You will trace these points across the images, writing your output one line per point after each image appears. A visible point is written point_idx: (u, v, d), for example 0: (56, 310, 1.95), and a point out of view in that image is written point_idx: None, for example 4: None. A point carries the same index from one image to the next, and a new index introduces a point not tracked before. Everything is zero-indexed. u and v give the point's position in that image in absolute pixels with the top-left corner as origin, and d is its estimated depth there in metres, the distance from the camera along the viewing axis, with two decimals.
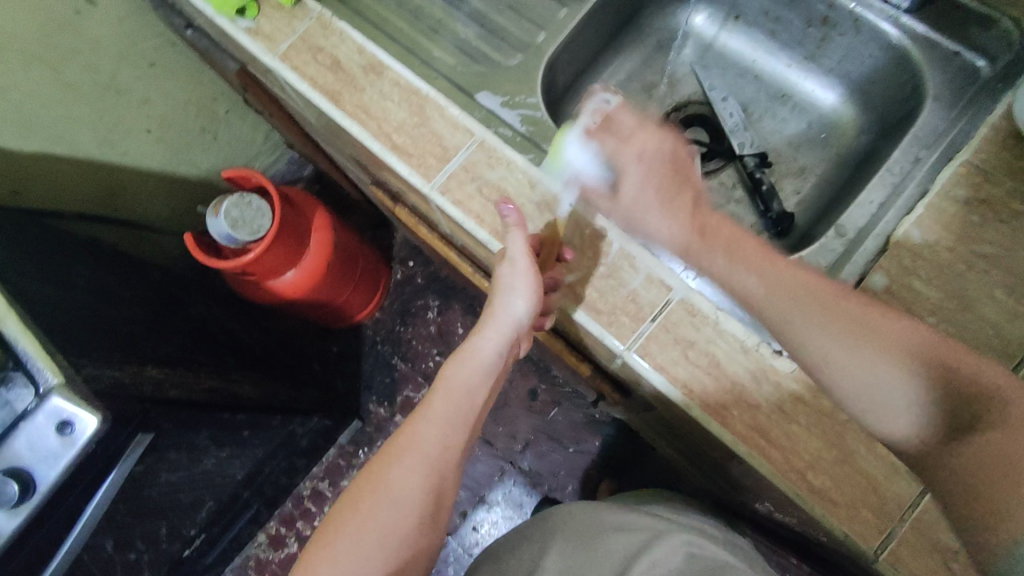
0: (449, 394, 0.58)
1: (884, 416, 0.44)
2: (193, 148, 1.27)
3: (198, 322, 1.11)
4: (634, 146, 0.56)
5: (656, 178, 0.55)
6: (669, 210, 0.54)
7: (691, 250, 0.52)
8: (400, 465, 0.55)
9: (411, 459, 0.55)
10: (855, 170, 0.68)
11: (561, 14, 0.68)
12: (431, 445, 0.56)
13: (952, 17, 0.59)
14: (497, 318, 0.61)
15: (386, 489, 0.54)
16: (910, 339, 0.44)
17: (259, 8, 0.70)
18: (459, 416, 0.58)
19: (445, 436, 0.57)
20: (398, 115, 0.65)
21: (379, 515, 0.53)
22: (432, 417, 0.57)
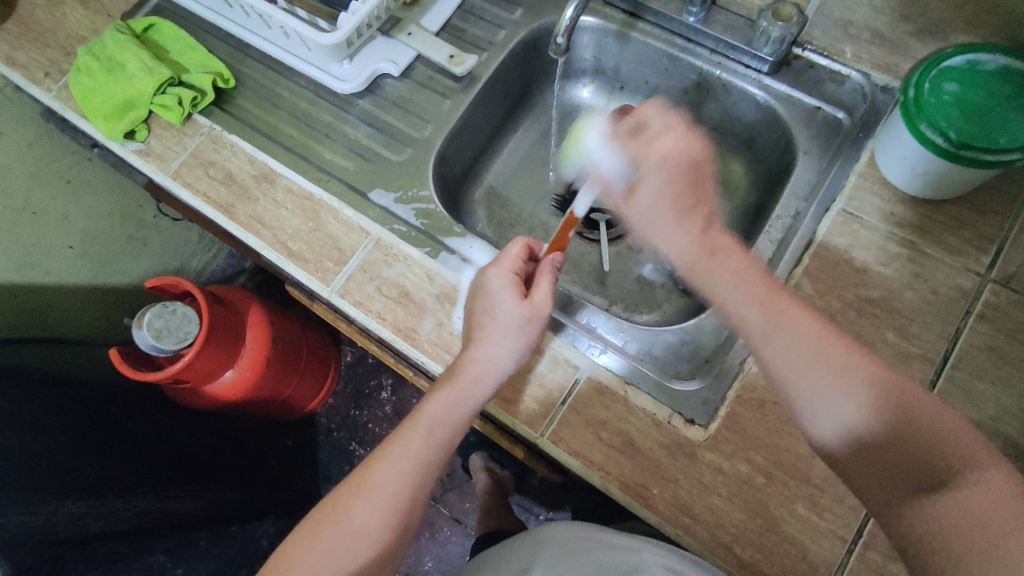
0: (429, 432, 0.51)
1: (845, 439, 0.40)
2: (122, 257, 1.19)
3: (142, 430, 1.01)
4: (656, 152, 0.49)
5: (674, 187, 0.49)
6: (686, 222, 0.48)
7: (698, 268, 0.46)
8: (365, 500, 0.49)
9: (377, 494, 0.49)
10: (751, 223, 0.70)
11: (445, 106, 0.69)
12: (401, 482, 0.49)
13: (807, 75, 0.64)
14: (487, 361, 0.52)
15: (348, 530, 0.48)
16: (888, 383, 0.39)
17: (150, 129, 0.70)
18: (435, 452, 0.51)
19: (419, 475, 0.50)
20: (293, 221, 0.64)
21: (334, 553, 0.47)
22: (406, 454, 0.50)
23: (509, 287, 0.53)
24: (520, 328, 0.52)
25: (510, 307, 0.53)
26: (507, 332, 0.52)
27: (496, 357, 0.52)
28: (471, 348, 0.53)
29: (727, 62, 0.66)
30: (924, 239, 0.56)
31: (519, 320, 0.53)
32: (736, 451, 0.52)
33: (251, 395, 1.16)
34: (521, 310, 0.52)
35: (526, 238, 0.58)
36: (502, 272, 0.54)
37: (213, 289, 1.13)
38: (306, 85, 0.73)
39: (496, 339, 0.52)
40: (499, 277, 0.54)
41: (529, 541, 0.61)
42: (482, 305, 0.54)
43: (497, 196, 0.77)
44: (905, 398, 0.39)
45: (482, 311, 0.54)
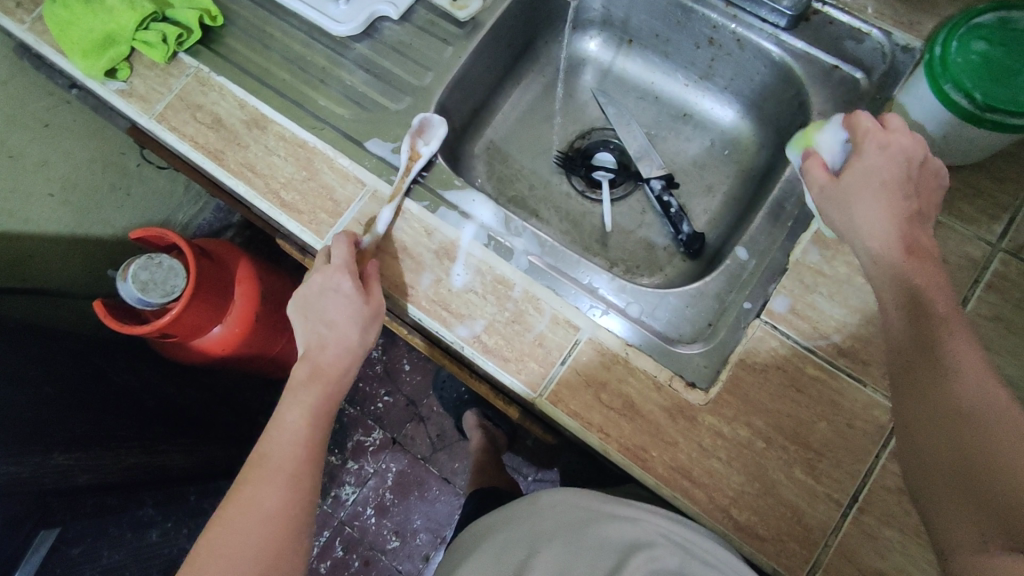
0: (310, 414, 0.54)
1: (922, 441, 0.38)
2: (105, 207, 1.14)
3: (130, 386, 1.00)
4: (886, 136, 0.48)
5: (890, 171, 0.48)
6: (889, 206, 0.47)
7: (886, 259, 0.45)
8: (269, 446, 0.52)
9: (281, 435, 0.53)
10: (759, 185, 0.68)
11: (447, 53, 0.66)
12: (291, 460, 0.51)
13: (826, 32, 0.62)
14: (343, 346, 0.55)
15: (261, 474, 0.50)
16: (942, 366, 0.39)
17: (132, 67, 0.66)
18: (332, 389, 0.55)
19: (307, 451, 0.53)
20: (285, 170, 0.62)
21: (256, 495, 0.49)
22: (299, 396, 0.54)
23: (354, 285, 0.54)
24: (364, 321, 0.55)
25: (354, 307, 0.54)
26: (360, 328, 0.55)
27: (349, 341, 0.55)
28: (326, 348, 0.54)
29: (744, 15, 0.63)
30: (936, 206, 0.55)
31: (361, 315, 0.54)
32: (736, 415, 0.52)
33: (239, 351, 1.14)
34: (359, 308, 0.54)
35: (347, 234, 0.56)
36: (345, 273, 0.54)
37: (198, 242, 1.10)
38: (299, 26, 0.69)
39: (345, 329, 0.54)
40: (335, 279, 0.54)
41: (527, 511, 0.60)
42: (327, 306, 0.55)
43: (499, 151, 0.74)
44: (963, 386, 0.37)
45: (332, 310, 0.55)
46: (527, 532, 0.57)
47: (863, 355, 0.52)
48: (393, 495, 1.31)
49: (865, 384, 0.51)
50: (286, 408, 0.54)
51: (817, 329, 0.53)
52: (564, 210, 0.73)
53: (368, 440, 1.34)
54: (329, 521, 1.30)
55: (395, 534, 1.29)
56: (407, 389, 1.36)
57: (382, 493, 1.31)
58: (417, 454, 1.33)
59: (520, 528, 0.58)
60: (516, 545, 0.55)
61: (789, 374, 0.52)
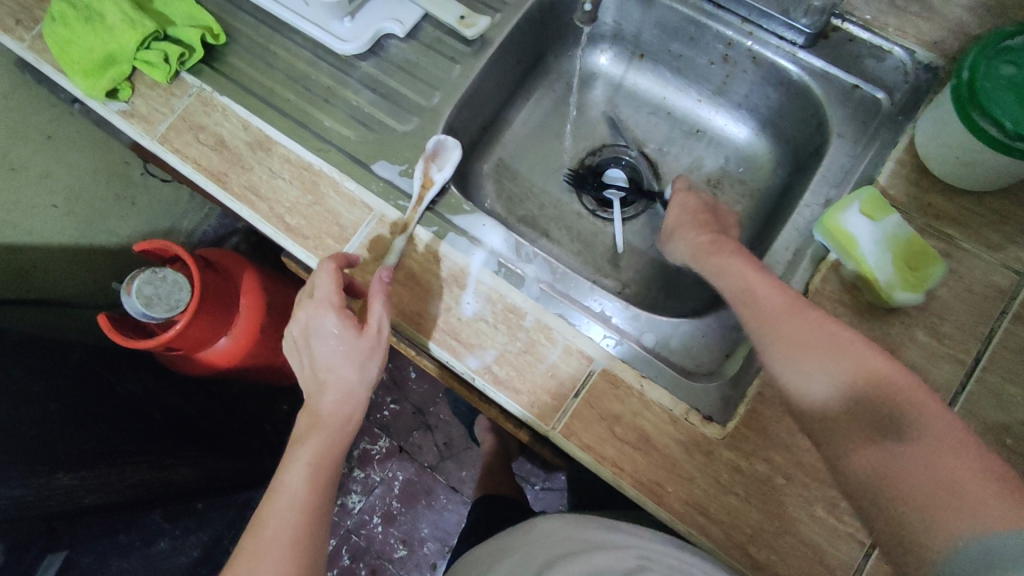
0: (309, 473, 0.50)
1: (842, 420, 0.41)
2: (109, 217, 1.13)
3: (136, 401, 0.98)
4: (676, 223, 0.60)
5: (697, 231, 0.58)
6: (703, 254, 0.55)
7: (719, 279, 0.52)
8: (269, 509, 0.49)
9: (281, 497, 0.49)
10: (775, 206, 0.66)
11: (455, 72, 0.64)
12: (291, 526, 0.48)
13: (845, 49, 0.60)
14: (347, 385, 0.51)
15: (260, 541, 0.47)
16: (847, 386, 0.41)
17: (134, 87, 0.65)
18: (336, 441, 0.51)
19: (309, 515, 0.49)
20: (290, 194, 0.60)
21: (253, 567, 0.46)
22: (299, 455, 0.50)
23: (342, 322, 0.51)
24: (366, 358, 0.51)
25: (355, 343, 0.51)
26: (358, 366, 0.51)
27: (351, 381, 0.52)
28: (324, 395, 0.51)
29: (760, 32, 0.61)
30: (960, 233, 0.53)
31: (362, 352, 0.51)
32: (754, 450, 0.51)
33: (245, 363, 1.13)
34: (360, 344, 0.51)
35: (333, 260, 0.53)
36: (331, 311, 0.51)
37: (203, 253, 1.09)
38: (304, 44, 0.67)
39: (345, 369, 0.51)
40: (326, 317, 0.51)
41: (522, 539, 0.60)
42: (320, 352, 0.51)
43: (507, 168, 0.73)
44: (883, 399, 0.39)
45: (326, 354, 0.51)
46: (528, 556, 0.56)
47: None
48: (400, 504, 1.30)
49: None
50: (287, 466, 0.50)
51: None
52: (574, 229, 0.71)
53: (375, 449, 1.33)
54: (336, 530, 1.29)
55: (402, 543, 1.28)
56: (414, 398, 1.35)
57: (388, 502, 1.30)
58: (424, 462, 1.32)
59: (520, 553, 0.57)
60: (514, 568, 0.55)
61: None
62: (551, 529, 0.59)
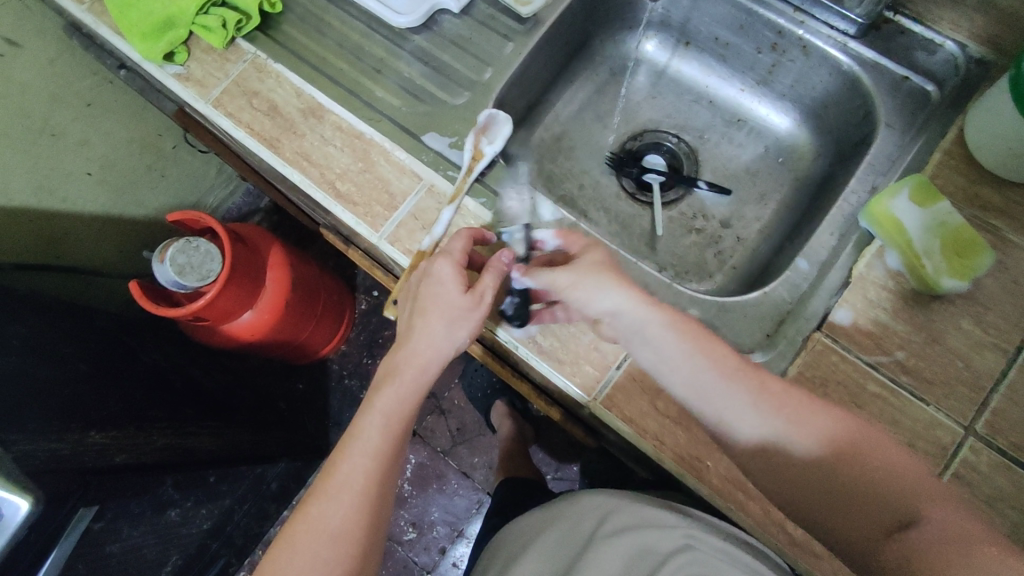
0: (385, 428, 0.51)
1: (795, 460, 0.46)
2: (139, 188, 1.15)
3: (156, 371, 1.00)
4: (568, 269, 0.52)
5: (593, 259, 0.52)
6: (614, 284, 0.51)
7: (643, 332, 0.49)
8: (344, 457, 0.50)
9: (357, 447, 0.50)
10: (816, 196, 0.67)
11: (507, 49, 0.65)
12: (363, 473, 0.50)
13: (896, 42, 0.60)
14: (433, 336, 0.51)
15: (335, 487, 0.49)
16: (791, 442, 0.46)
17: (189, 51, 0.66)
18: (410, 396, 0.52)
19: (380, 470, 0.51)
20: (341, 161, 0.61)
21: (327, 511, 0.48)
22: (381, 409, 0.51)
23: (456, 275, 0.52)
24: (461, 318, 0.52)
25: (461, 300, 0.51)
26: (452, 322, 0.51)
27: (437, 338, 0.51)
28: (412, 339, 0.52)
29: (811, 21, 0.62)
30: (1008, 225, 0.54)
31: (461, 311, 0.52)
32: None
33: (268, 337, 1.14)
34: (463, 302, 0.51)
35: (472, 230, 0.55)
36: (449, 261, 0.52)
37: (234, 227, 1.10)
38: (357, 15, 0.68)
39: (439, 323, 0.51)
40: (446, 267, 0.52)
41: (565, 512, 0.62)
42: (425, 293, 0.52)
43: (549, 149, 0.73)
44: (864, 467, 0.44)
45: (428, 298, 0.52)
46: (564, 537, 0.58)
47: (927, 374, 0.51)
48: (413, 488, 1.31)
49: (929, 403, 0.50)
50: (365, 416, 0.51)
51: (881, 344, 0.52)
52: (613, 211, 0.72)
53: None
54: None
55: (413, 525, 1.29)
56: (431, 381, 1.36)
57: (401, 484, 1.31)
58: (438, 447, 1.33)
59: (557, 530, 0.59)
60: (558, 547, 0.57)
61: (849, 390, 0.51)
62: (591, 504, 0.60)
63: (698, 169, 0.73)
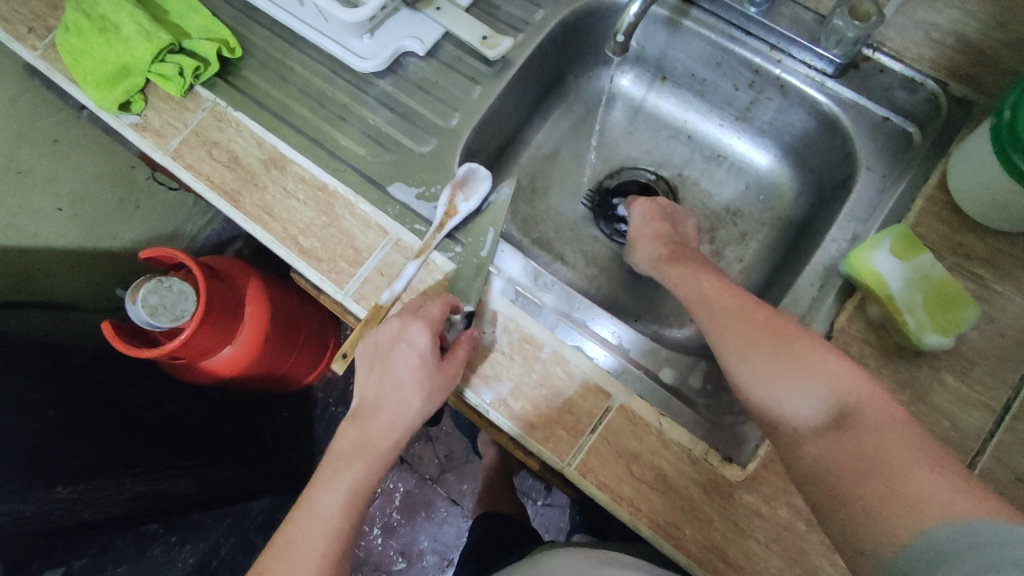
0: (345, 498, 0.49)
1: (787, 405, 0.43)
2: (114, 221, 1.11)
3: (134, 409, 0.96)
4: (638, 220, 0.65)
5: (654, 219, 0.64)
6: (658, 241, 0.62)
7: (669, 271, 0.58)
8: (299, 530, 0.48)
9: (315, 520, 0.48)
10: (798, 238, 0.65)
11: (475, 93, 0.63)
12: (316, 554, 0.47)
13: (877, 81, 0.58)
14: (403, 409, 0.51)
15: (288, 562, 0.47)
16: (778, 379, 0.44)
17: (146, 100, 0.63)
18: (374, 465, 0.50)
19: (337, 543, 0.48)
20: (305, 215, 0.59)
21: None
22: (340, 479, 0.49)
23: (433, 345, 0.50)
24: (438, 392, 0.51)
25: (433, 374, 0.51)
26: (424, 395, 0.50)
27: (409, 408, 0.51)
28: (380, 413, 0.51)
29: (788, 60, 0.60)
30: (993, 274, 0.52)
31: (437, 385, 0.51)
32: (775, 494, 0.49)
33: (248, 371, 1.11)
34: (439, 376, 0.51)
35: (449, 296, 0.53)
36: (425, 329, 0.50)
37: (210, 261, 1.08)
38: (320, 59, 0.66)
39: (414, 394, 0.50)
40: (423, 337, 0.50)
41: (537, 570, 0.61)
42: (398, 362, 0.51)
43: (523, 190, 0.71)
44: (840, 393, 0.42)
45: (401, 366, 0.51)
46: None
47: None
48: (401, 517, 1.29)
49: None
50: (323, 487, 0.49)
51: None
52: (590, 253, 0.70)
53: None
54: None
55: (401, 555, 1.27)
56: None
57: (389, 514, 1.29)
58: (425, 474, 1.30)
59: None
60: None
61: None
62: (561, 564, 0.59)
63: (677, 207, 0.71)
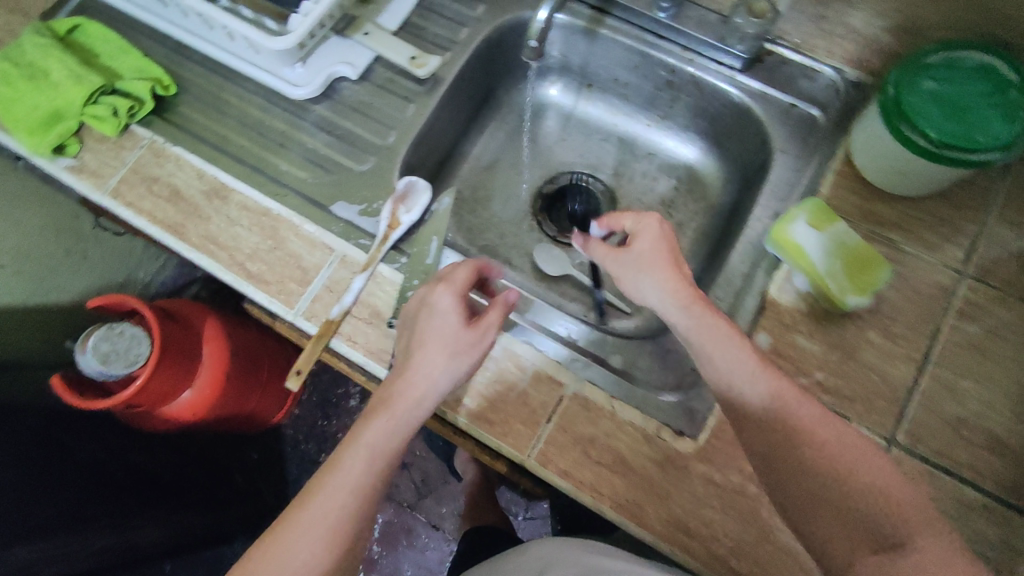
0: (370, 462, 0.46)
1: (794, 479, 0.42)
2: (59, 272, 1.08)
3: (94, 462, 0.93)
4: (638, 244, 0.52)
5: (662, 238, 0.52)
6: (671, 270, 0.50)
7: (687, 304, 0.48)
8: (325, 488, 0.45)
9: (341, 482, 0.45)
10: (727, 223, 0.68)
11: (409, 111, 0.65)
12: (336, 511, 0.44)
13: (780, 71, 0.63)
14: (422, 372, 0.48)
15: (306, 520, 0.44)
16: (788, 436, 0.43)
17: (82, 142, 0.64)
18: (405, 434, 0.47)
19: (357, 505, 0.45)
20: (250, 241, 0.60)
21: (295, 546, 0.43)
22: (372, 442, 0.46)
23: (457, 305, 0.50)
24: (461, 353, 0.48)
25: (458, 334, 0.49)
26: (450, 353, 0.48)
27: (435, 375, 0.48)
28: (405, 371, 0.48)
29: (700, 59, 0.64)
30: (902, 237, 0.56)
31: (459, 345, 0.49)
32: (727, 462, 0.51)
33: (210, 414, 1.09)
34: (465, 334, 0.49)
35: (474, 260, 0.55)
36: (450, 292, 0.51)
37: (163, 304, 1.06)
38: (255, 91, 0.68)
39: (438, 357, 0.48)
40: (447, 296, 0.50)
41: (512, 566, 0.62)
42: (422, 325, 0.50)
43: (467, 201, 0.73)
44: (860, 480, 0.41)
45: (426, 328, 0.49)
46: None
47: (847, 391, 0.52)
48: (381, 547, 1.27)
49: (853, 421, 0.51)
50: (355, 445, 0.47)
51: (800, 367, 0.53)
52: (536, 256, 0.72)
53: None
54: None
55: None
56: None
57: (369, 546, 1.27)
58: (403, 501, 1.29)
59: None
60: None
61: None
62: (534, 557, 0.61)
63: (614, 205, 0.74)
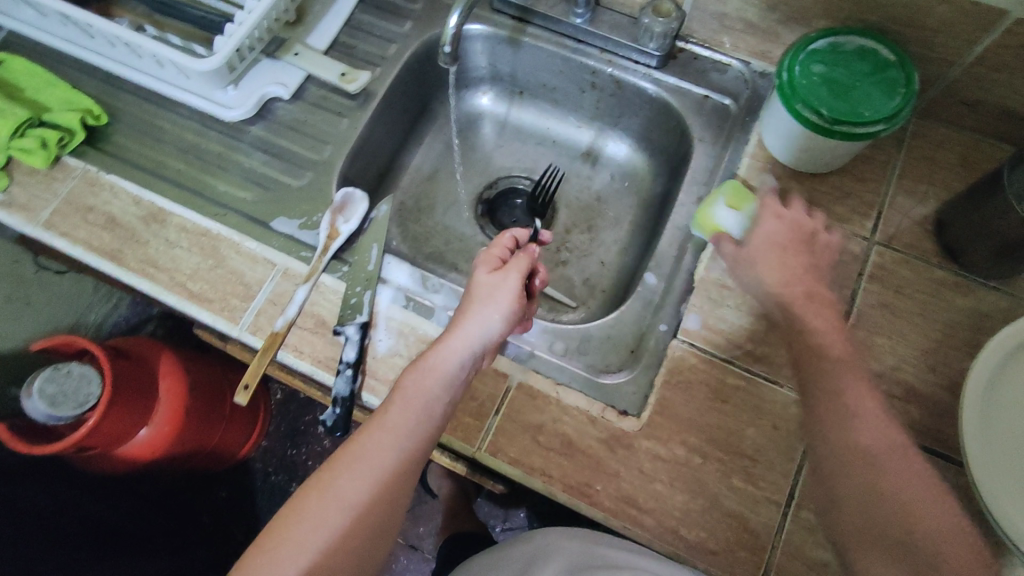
0: (414, 432, 0.46)
1: (855, 489, 0.42)
2: (3, 318, 1.04)
3: (42, 517, 0.91)
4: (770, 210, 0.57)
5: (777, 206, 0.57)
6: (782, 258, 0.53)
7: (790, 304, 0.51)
8: (373, 438, 0.45)
9: (388, 442, 0.45)
10: (658, 213, 0.71)
11: (343, 125, 0.67)
12: (381, 467, 0.45)
13: (692, 67, 0.67)
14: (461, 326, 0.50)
15: (358, 465, 0.44)
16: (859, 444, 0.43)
17: (12, 177, 0.63)
18: (432, 415, 0.47)
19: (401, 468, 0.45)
20: (190, 261, 0.60)
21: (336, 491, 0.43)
22: (410, 410, 0.47)
23: (488, 264, 0.55)
24: (494, 296, 0.52)
25: (478, 283, 0.53)
26: (479, 302, 0.51)
27: (468, 326, 0.50)
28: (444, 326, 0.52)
29: (618, 59, 0.68)
30: (815, 211, 0.60)
31: (490, 290, 0.52)
32: (670, 435, 0.53)
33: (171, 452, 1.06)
34: (493, 280, 0.53)
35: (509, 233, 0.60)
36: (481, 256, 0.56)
37: (115, 343, 1.04)
38: (189, 115, 0.68)
39: (472, 310, 0.51)
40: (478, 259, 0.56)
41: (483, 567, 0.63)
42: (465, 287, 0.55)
43: (410, 211, 0.75)
44: (923, 513, 0.40)
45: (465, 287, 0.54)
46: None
47: (774, 358, 0.55)
48: None
49: (782, 385, 0.54)
50: (401, 408, 0.46)
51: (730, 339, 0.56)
52: None
53: None
54: None
55: None
56: None
57: None
58: None
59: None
60: None
61: (712, 387, 0.55)
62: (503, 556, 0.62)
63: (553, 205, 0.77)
